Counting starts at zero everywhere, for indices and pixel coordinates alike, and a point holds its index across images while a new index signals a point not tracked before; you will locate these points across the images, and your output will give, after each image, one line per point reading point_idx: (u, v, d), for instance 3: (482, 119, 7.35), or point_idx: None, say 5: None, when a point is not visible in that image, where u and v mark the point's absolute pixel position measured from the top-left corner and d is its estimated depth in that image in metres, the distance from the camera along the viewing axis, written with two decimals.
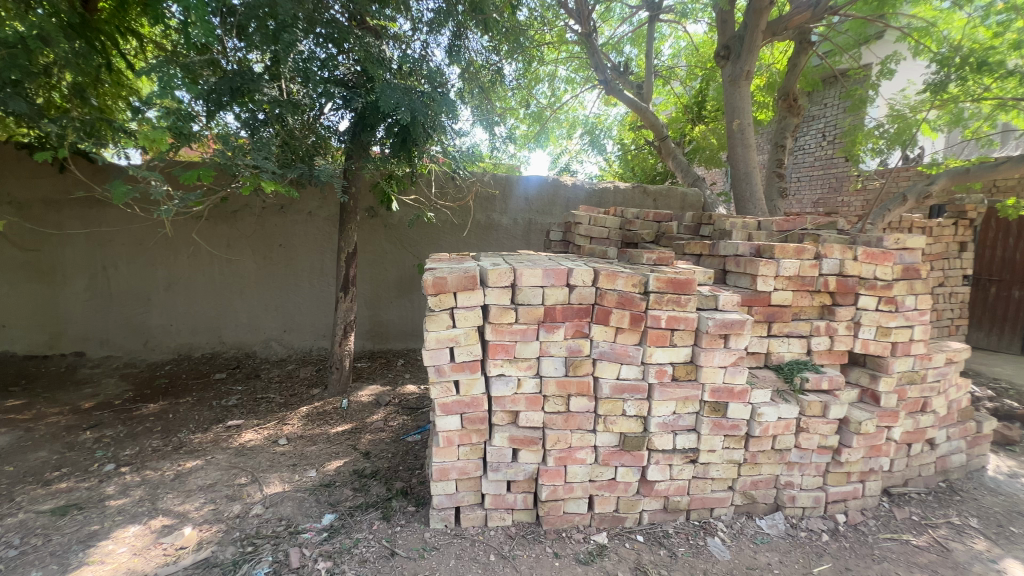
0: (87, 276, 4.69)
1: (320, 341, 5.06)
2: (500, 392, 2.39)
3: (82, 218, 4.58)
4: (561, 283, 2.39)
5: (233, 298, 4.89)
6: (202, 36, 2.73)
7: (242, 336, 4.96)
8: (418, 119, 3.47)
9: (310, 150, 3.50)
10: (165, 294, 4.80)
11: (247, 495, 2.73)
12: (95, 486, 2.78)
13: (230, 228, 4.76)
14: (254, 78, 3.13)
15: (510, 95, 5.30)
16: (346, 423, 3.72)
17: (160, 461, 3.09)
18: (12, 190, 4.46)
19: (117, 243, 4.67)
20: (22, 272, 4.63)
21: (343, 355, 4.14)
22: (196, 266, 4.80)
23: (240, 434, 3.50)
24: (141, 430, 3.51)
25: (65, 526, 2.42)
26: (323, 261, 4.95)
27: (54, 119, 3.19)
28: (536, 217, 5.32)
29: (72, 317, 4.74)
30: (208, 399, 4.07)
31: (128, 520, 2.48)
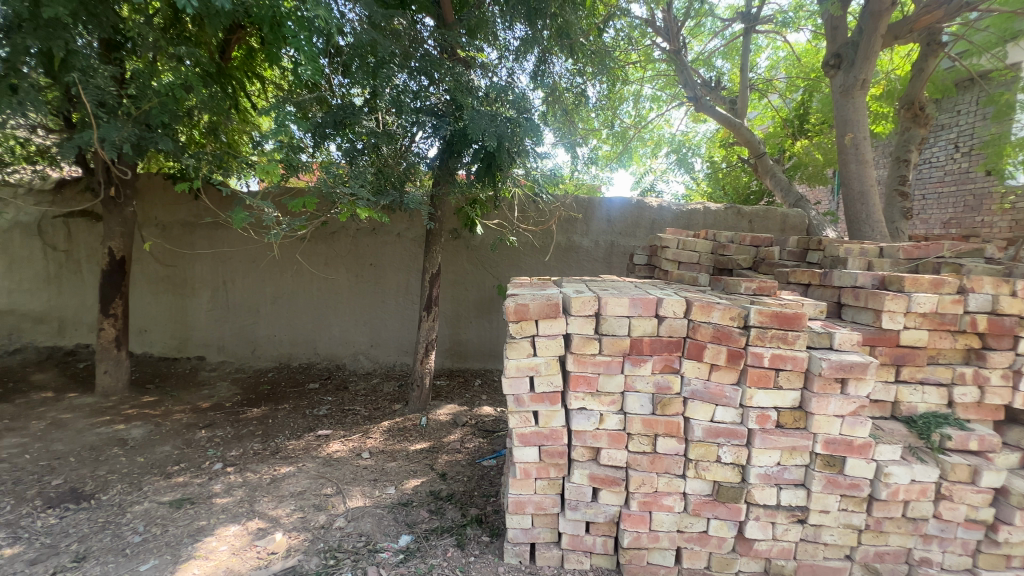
0: (210, 290, 5.30)
1: (403, 357, 5.25)
2: (581, 426, 2.29)
3: (210, 239, 5.20)
4: (649, 314, 2.24)
5: (328, 313, 5.25)
6: (313, 75, 3.01)
7: (334, 348, 5.29)
8: (504, 145, 3.52)
9: (400, 177, 3.65)
10: (272, 307, 5.28)
11: (332, 506, 2.85)
12: (205, 484, 3.05)
13: (328, 248, 5.15)
14: (354, 111, 3.39)
15: (595, 116, 5.24)
16: (425, 440, 3.79)
17: (259, 464, 3.34)
18: (158, 214, 5.19)
19: (235, 260, 5.23)
20: (162, 285, 5.34)
21: (424, 373, 4.25)
22: (299, 282, 5.23)
23: (328, 444, 3.69)
24: (245, 433, 3.83)
25: (179, 519, 2.67)
26: (410, 280, 5.17)
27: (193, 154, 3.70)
28: (619, 240, 5.15)
29: (196, 325, 5.37)
30: (302, 407, 4.37)
31: (229, 519, 2.68)
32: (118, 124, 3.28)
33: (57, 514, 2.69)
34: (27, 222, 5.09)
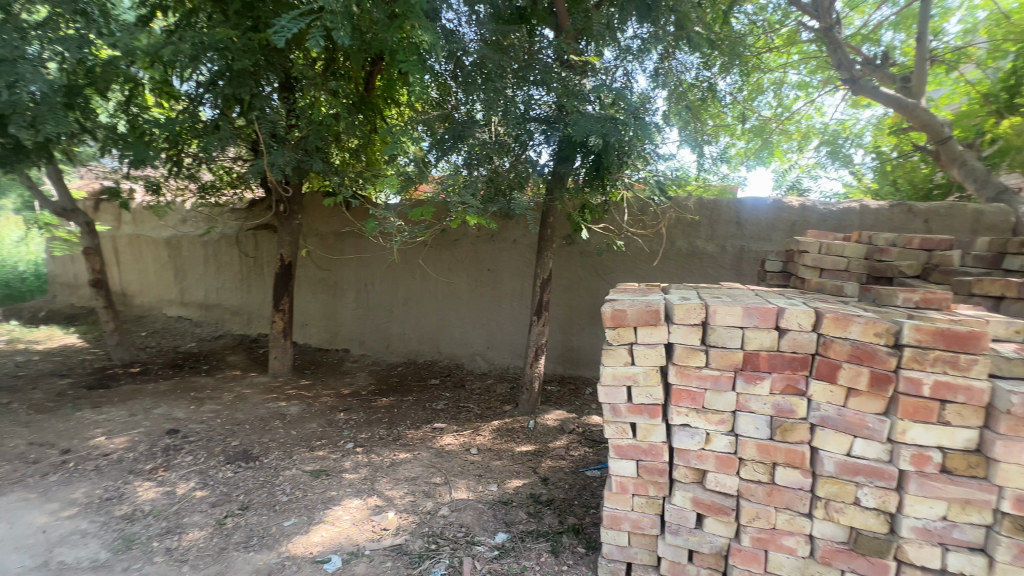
0: (355, 291, 6.07)
1: (516, 360, 5.39)
2: (684, 444, 2.12)
3: (356, 246, 5.96)
4: (767, 325, 1.99)
5: (450, 315, 5.64)
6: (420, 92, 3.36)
7: (455, 348, 5.65)
8: (611, 144, 3.43)
9: (512, 185, 3.77)
10: (403, 308, 5.84)
11: (439, 495, 3.04)
12: (338, 460, 3.48)
13: (451, 255, 5.54)
14: (469, 124, 3.59)
15: (726, 111, 4.79)
16: (530, 443, 3.83)
17: (383, 448, 3.71)
18: (318, 226, 6.12)
19: (375, 265, 5.91)
20: (319, 286, 6.26)
21: (533, 377, 4.31)
22: (426, 285, 5.71)
23: (442, 437, 3.94)
24: (374, 419, 4.27)
25: (316, 486, 3.09)
26: (524, 285, 5.30)
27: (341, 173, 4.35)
28: (750, 244, 4.63)
29: (344, 322, 6.18)
30: (424, 400, 4.75)
31: (354, 493, 3.02)
32: (282, 151, 3.97)
33: (232, 469, 3.26)
34: (229, 235, 6.41)
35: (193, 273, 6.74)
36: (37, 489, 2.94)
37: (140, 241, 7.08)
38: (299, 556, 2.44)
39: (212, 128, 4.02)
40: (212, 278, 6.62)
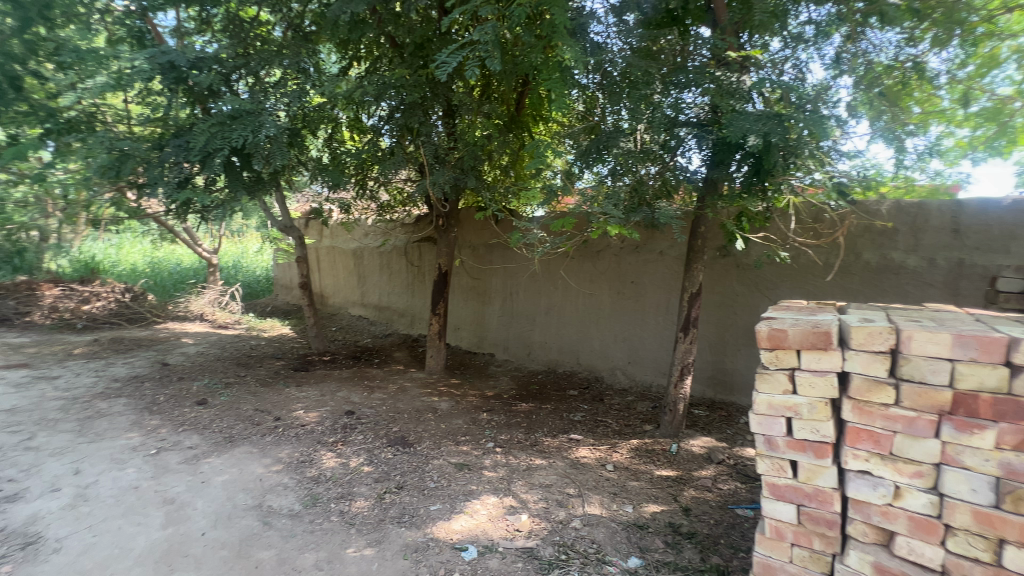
0: (501, 299, 6.42)
1: (659, 379, 5.10)
2: (863, 495, 1.78)
3: (503, 257, 6.33)
4: (991, 361, 1.57)
5: (591, 326, 5.61)
6: (561, 106, 3.43)
7: (594, 360, 5.60)
8: (774, 144, 3.06)
9: (657, 194, 3.61)
10: (545, 317, 6.00)
11: (572, 506, 3.03)
12: (479, 456, 3.70)
13: (593, 266, 5.52)
14: (614, 134, 3.57)
15: (943, 93, 3.85)
16: (672, 469, 3.58)
17: (520, 451, 3.83)
18: (471, 238, 6.67)
19: (520, 275, 6.18)
20: (470, 293, 6.78)
21: (678, 398, 4.01)
22: (567, 296, 5.77)
23: (578, 448, 3.92)
24: (514, 422, 4.43)
25: (459, 478, 3.34)
26: (670, 299, 5.01)
27: (491, 189, 4.68)
28: (974, 256, 3.63)
29: (490, 327, 6.58)
30: (562, 410, 4.79)
31: (492, 490, 3.18)
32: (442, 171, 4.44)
33: (392, 452, 3.70)
34: (399, 246, 7.37)
35: (372, 278, 7.89)
36: (258, 445, 3.73)
37: (335, 252, 8.56)
38: (442, 540, 2.66)
39: (388, 155, 4.69)
40: (386, 283, 7.67)
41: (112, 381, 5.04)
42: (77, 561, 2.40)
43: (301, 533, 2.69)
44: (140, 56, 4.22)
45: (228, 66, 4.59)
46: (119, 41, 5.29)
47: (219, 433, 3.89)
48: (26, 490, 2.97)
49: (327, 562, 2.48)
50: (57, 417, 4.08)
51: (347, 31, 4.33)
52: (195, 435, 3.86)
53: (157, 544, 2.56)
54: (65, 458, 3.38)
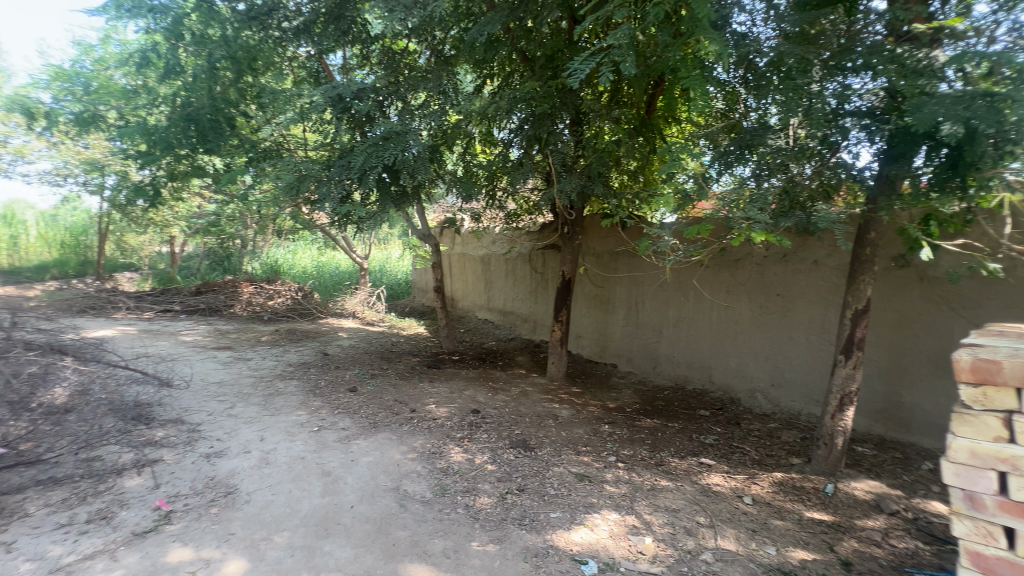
0: (626, 308, 6.23)
1: (811, 407, 4.47)
2: None
3: (629, 265, 6.14)
4: None
5: (726, 342, 5.15)
6: (701, 104, 3.20)
7: (730, 379, 5.12)
8: (981, 130, 2.51)
9: (814, 196, 3.18)
10: (673, 329, 5.67)
11: (702, 537, 2.79)
12: (600, 469, 3.61)
13: (731, 276, 5.07)
14: (761, 132, 3.28)
15: None
16: (827, 513, 3.09)
17: (644, 469, 3.64)
18: (596, 245, 6.60)
19: (647, 283, 5.93)
20: (593, 302, 6.69)
21: (836, 432, 3.45)
22: (700, 308, 5.38)
23: (709, 474, 3.60)
24: (638, 438, 4.24)
25: (580, 489, 3.29)
26: (826, 316, 4.37)
27: (619, 195, 4.55)
28: None
29: (613, 337, 6.41)
30: (691, 430, 4.45)
31: (613, 506, 3.08)
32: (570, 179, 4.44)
33: (514, 453, 3.80)
34: (524, 253, 7.59)
35: (498, 284, 8.23)
36: (396, 433, 4.12)
37: (465, 258, 9.14)
38: (561, 549, 2.65)
39: (518, 165, 4.84)
40: (511, 289, 7.95)
41: (287, 365, 6.01)
42: (260, 513, 2.89)
43: (431, 520, 2.89)
44: (318, 92, 4.98)
45: (382, 94, 5.19)
46: (303, 81, 6.34)
47: (366, 418, 4.40)
48: (227, 449, 3.68)
49: (454, 551, 2.62)
50: (250, 391, 4.98)
51: (483, 51, 4.61)
52: (347, 418, 4.41)
53: (317, 509, 2.96)
54: (254, 426, 4.12)
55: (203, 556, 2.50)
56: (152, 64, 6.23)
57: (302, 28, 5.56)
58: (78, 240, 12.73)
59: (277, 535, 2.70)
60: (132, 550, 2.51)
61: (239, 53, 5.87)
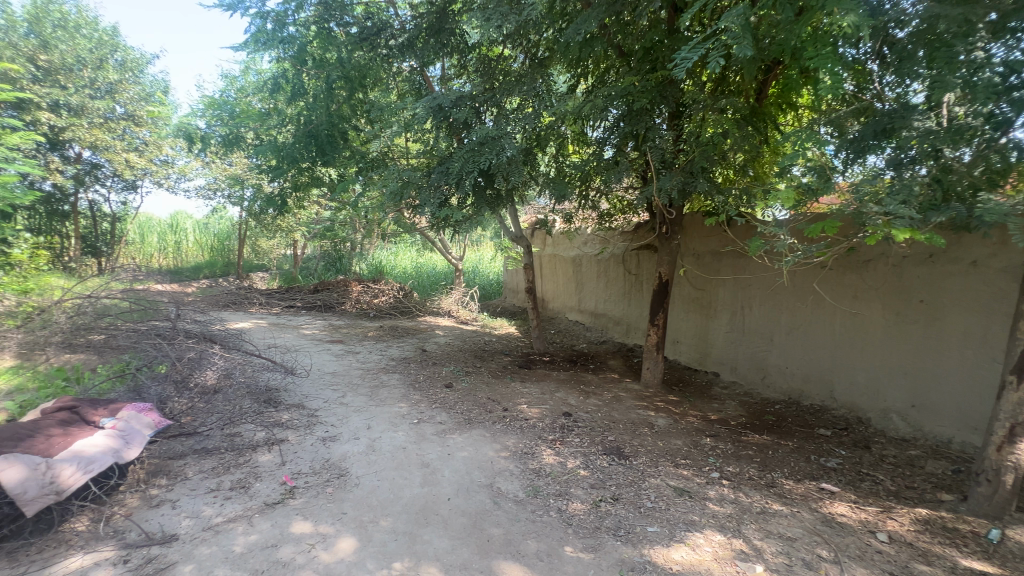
0: (730, 313, 5.78)
1: (965, 435, 3.75)
2: None
3: (734, 266, 5.70)
4: None
5: (853, 354, 4.55)
6: (829, 88, 2.87)
7: (857, 397, 4.51)
8: None
9: (976, 184, 2.68)
10: (786, 337, 5.15)
11: (825, 573, 2.48)
12: (702, 485, 3.38)
13: (859, 279, 4.48)
14: (904, 113, 2.89)
15: None
16: (990, 563, 2.58)
17: (753, 489, 3.34)
18: (697, 246, 6.23)
19: (755, 286, 5.45)
20: (692, 305, 6.30)
21: (1002, 467, 2.87)
22: (819, 314, 4.82)
23: (833, 503, 3.19)
24: (744, 454, 3.89)
25: (680, 504, 3.11)
26: (987, 327, 3.66)
27: (725, 191, 4.22)
28: None
29: (715, 343, 5.98)
30: (808, 451, 3.99)
31: (718, 527, 2.86)
32: (670, 176, 4.20)
33: (608, 460, 3.70)
34: (617, 254, 7.39)
35: (589, 285, 8.11)
36: (490, 430, 4.21)
37: (557, 259, 9.11)
38: (660, 566, 2.51)
39: (612, 164, 4.68)
40: (603, 291, 7.78)
41: (390, 359, 6.45)
42: (368, 497, 3.12)
43: (524, 520, 2.91)
44: (420, 106, 5.20)
45: (479, 100, 5.34)
46: (406, 93, 6.76)
47: (461, 414, 4.56)
48: (340, 434, 4.03)
49: (547, 554, 2.61)
50: (358, 382, 5.42)
51: (579, 50, 4.55)
52: (443, 412, 4.61)
53: (418, 498, 3.13)
54: (362, 415, 4.47)
55: (321, 531, 2.75)
56: (282, 89, 7.05)
57: (406, 44, 5.91)
58: (223, 245, 14.84)
59: (383, 519, 2.90)
60: (265, 518, 2.85)
61: (352, 73, 6.42)
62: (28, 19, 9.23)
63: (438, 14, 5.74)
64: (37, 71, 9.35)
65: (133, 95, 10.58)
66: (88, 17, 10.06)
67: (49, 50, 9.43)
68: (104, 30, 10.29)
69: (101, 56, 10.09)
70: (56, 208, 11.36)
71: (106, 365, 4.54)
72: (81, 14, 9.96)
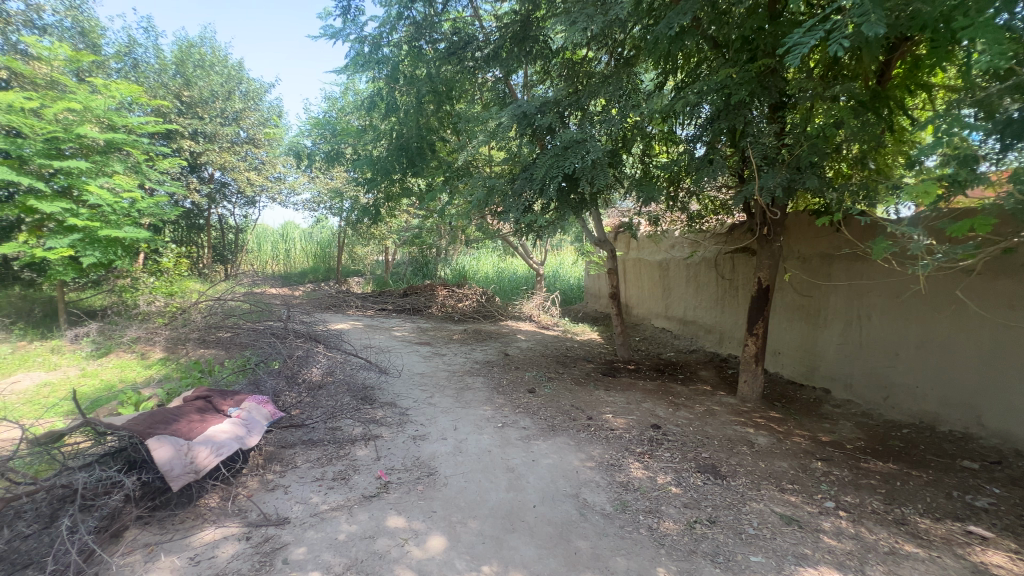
0: (843, 323, 5.18)
1: None
2: None
3: (848, 270, 5.11)
4: None
5: (1006, 373, 3.85)
6: (985, 61, 2.44)
7: (1013, 425, 3.81)
8: None
9: None
10: (915, 352, 4.50)
11: None
12: (814, 515, 3.04)
13: (1014, 285, 3.80)
14: None
15: None
16: None
17: (878, 526, 2.94)
18: (802, 248, 5.69)
19: (877, 294, 4.83)
20: (797, 314, 5.74)
21: None
22: (960, 326, 4.16)
23: (984, 551, 2.70)
24: (865, 484, 3.44)
25: (788, 534, 2.82)
26: None
27: (839, 187, 3.80)
28: None
29: (824, 356, 5.40)
30: (948, 486, 3.43)
31: (835, 564, 2.55)
32: (774, 173, 3.88)
33: (702, 479, 3.47)
34: (708, 257, 6.96)
35: (677, 291, 7.72)
36: (574, 439, 4.15)
37: (641, 263, 8.79)
38: None
39: (706, 163, 4.41)
40: (692, 297, 7.37)
41: (474, 363, 6.62)
42: (456, 497, 3.21)
43: (612, 535, 2.81)
44: (505, 114, 5.33)
45: (563, 105, 5.32)
46: (490, 103, 6.92)
47: (544, 420, 4.54)
48: (429, 434, 4.20)
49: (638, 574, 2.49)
50: (445, 384, 5.62)
51: (668, 45, 4.34)
52: (527, 417, 4.62)
53: (503, 502, 3.15)
54: (449, 416, 4.61)
55: (413, 527, 2.87)
56: (377, 107, 7.55)
57: (492, 55, 6.05)
58: (325, 252, 16.22)
59: (471, 520, 2.95)
60: (363, 509, 3.03)
61: (440, 87, 6.70)
62: (176, 61, 10.83)
63: (522, 23, 5.79)
64: (181, 105, 10.93)
65: (255, 121, 12.07)
66: (221, 55, 11.59)
67: (191, 87, 10.93)
68: (232, 66, 11.76)
69: (230, 89, 11.54)
70: (194, 222, 13.17)
71: (233, 360, 5.15)
72: (215, 54, 11.50)
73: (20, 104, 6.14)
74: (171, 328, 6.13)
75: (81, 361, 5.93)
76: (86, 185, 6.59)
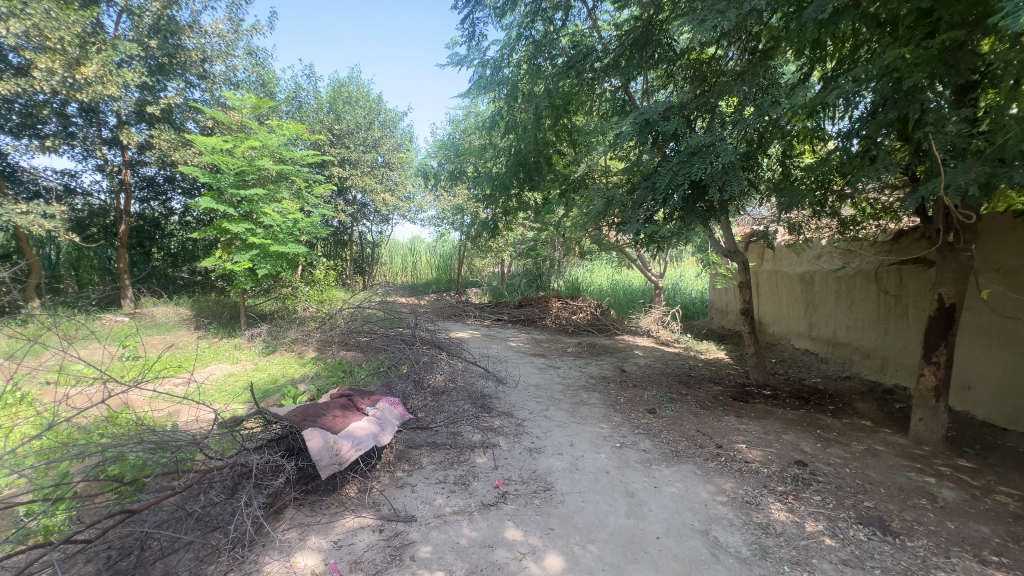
0: None
1: None
2: None
3: None
4: None
5: None
6: None
7: None
8: None
9: None
10: None
11: None
12: None
13: None
14: None
15: None
16: None
17: None
18: (1002, 258, 4.63)
19: None
20: (996, 339, 4.64)
21: None
22: None
23: None
24: None
25: None
26: None
27: None
28: None
29: None
30: None
31: None
32: (965, 168, 3.17)
33: (866, 533, 2.92)
34: (866, 269, 6.00)
35: (825, 308, 6.78)
36: (701, 468, 3.80)
37: (778, 276, 7.90)
38: None
39: (868, 160, 3.78)
40: (845, 315, 6.40)
41: (589, 377, 6.48)
42: (573, 517, 3.12)
43: None
44: (626, 122, 5.07)
45: (689, 108, 5.00)
46: (608, 113, 6.81)
47: (666, 444, 4.25)
48: (545, 447, 4.18)
49: None
50: (560, 397, 5.58)
51: (817, 31, 3.80)
52: (647, 440, 4.36)
53: (624, 529, 2.99)
54: (565, 431, 4.55)
55: (530, 542, 2.85)
56: (497, 126, 7.90)
57: (612, 64, 5.93)
58: (447, 264, 17.41)
59: (590, 544, 2.84)
60: (483, 517, 3.10)
61: (558, 101, 6.76)
62: (330, 100, 12.58)
63: (643, 29, 5.56)
64: (333, 137, 12.61)
65: (390, 147, 13.46)
66: (364, 91, 13.16)
67: (341, 121, 12.58)
68: (374, 99, 13.31)
69: (371, 119, 13.06)
70: (340, 238, 15.04)
71: (369, 363, 5.68)
72: (360, 90, 13.10)
73: (220, 146, 7.56)
74: (321, 331, 7.02)
75: (255, 356, 7.06)
76: (263, 209, 7.88)
